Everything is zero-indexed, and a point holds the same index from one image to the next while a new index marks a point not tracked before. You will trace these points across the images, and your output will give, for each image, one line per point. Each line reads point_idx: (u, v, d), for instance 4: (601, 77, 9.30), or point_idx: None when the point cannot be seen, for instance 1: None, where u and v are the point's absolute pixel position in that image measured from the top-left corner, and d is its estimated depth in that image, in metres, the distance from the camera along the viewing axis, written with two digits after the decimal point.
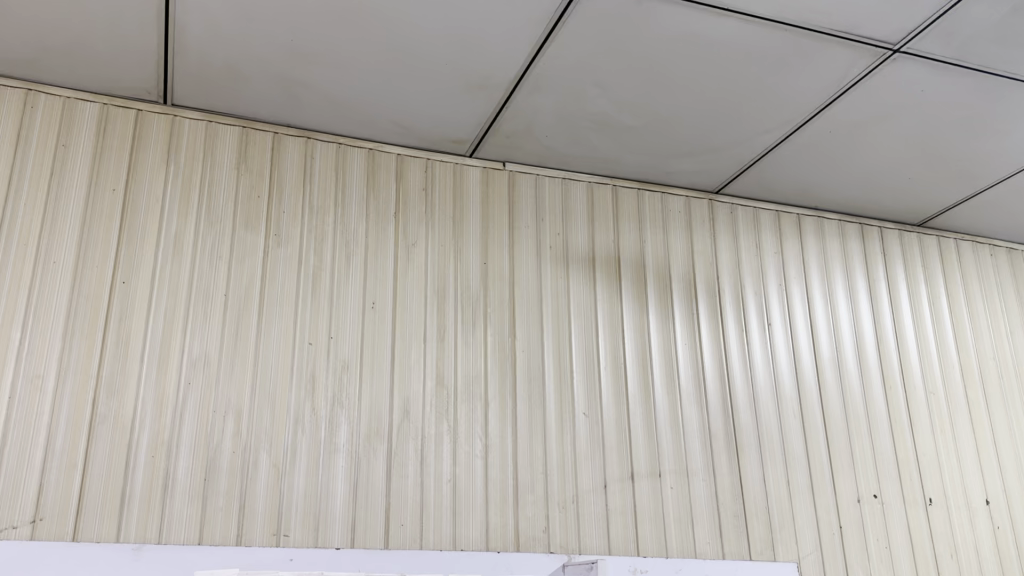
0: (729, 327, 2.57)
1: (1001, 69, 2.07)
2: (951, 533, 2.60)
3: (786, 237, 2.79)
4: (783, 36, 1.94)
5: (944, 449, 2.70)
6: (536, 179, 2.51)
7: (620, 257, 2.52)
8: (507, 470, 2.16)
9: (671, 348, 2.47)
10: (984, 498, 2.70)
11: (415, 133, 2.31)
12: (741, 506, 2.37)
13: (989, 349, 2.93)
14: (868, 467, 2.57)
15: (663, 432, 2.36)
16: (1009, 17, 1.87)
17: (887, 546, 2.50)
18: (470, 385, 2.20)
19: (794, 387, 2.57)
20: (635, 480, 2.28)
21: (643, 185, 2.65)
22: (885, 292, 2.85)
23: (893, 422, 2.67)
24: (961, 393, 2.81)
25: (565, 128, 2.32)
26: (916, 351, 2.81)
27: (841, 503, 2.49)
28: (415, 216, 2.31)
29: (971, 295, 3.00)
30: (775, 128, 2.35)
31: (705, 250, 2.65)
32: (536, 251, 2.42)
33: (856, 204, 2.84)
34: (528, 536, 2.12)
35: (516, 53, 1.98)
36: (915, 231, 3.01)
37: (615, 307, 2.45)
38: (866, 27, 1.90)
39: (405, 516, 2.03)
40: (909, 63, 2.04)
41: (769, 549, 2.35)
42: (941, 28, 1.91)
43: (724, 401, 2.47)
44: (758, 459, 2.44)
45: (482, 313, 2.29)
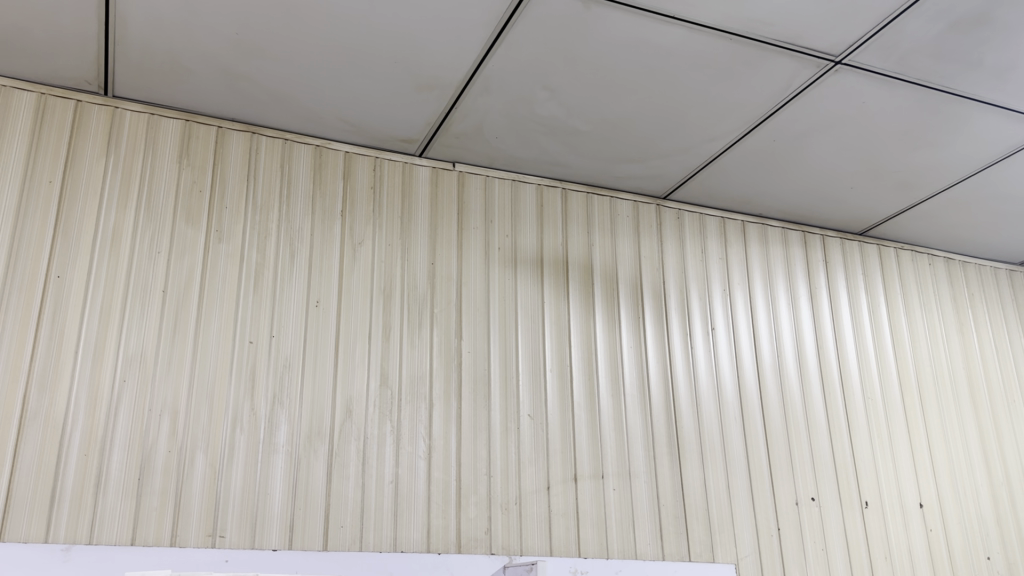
0: (674, 330, 2.60)
1: (938, 83, 2.13)
2: (885, 535, 2.66)
3: (731, 243, 2.83)
4: (728, 44, 1.96)
5: (879, 453, 2.77)
6: (484, 181, 2.51)
7: (568, 259, 2.53)
8: (451, 471, 2.15)
9: (617, 350, 2.49)
10: (917, 501, 2.77)
11: (363, 131, 2.30)
12: (681, 507, 2.40)
13: (925, 355, 3.01)
14: (806, 470, 2.62)
15: (606, 435, 2.37)
16: (945, 33, 1.93)
17: (822, 547, 2.55)
18: (415, 385, 2.19)
19: (736, 391, 2.61)
20: (578, 481, 2.29)
21: (591, 188, 2.67)
22: (826, 299, 2.91)
23: (831, 426, 2.72)
24: (896, 399, 2.88)
25: (514, 130, 2.32)
26: (855, 357, 2.87)
27: (779, 505, 2.53)
28: (362, 215, 2.29)
29: (909, 303, 3.08)
30: (721, 136, 2.38)
31: (652, 254, 2.68)
32: (484, 252, 2.41)
33: (799, 212, 2.89)
34: (470, 537, 2.11)
35: (466, 53, 1.98)
36: (855, 240, 3.08)
37: (562, 309, 2.46)
38: (808, 38, 1.94)
39: (345, 518, 2.00)
40: (850, 75, 2.09)
41: (708, 551, 2.38)
42: (880, 41, 1.95)
43: (667, 404, 2.49)
44: (700, 461, 2.47)
45: (429, 314, 2.28)
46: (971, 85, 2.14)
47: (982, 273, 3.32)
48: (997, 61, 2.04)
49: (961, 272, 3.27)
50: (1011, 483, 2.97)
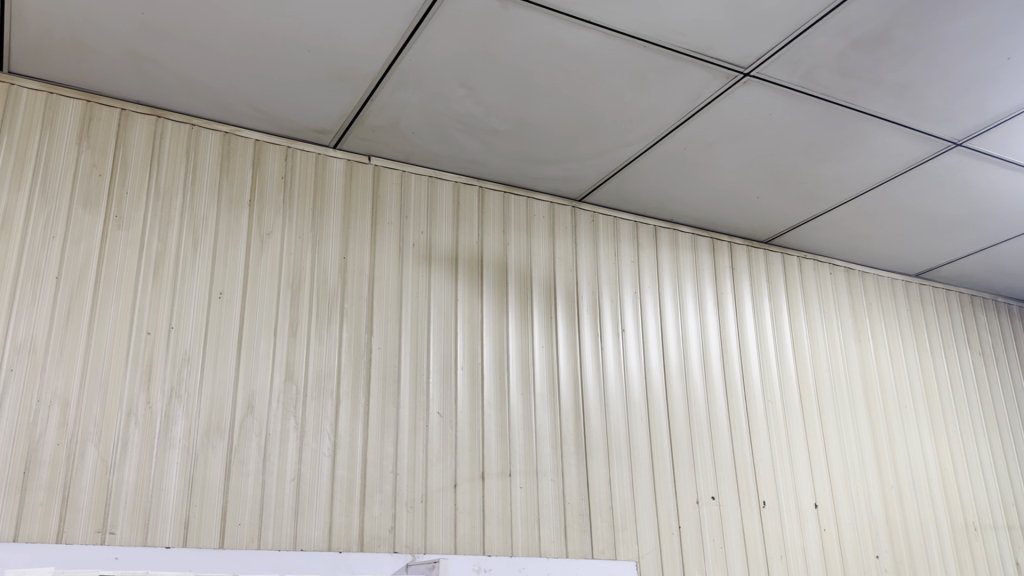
0: (585, 332, 2.62)
1: (841, 99, 2.21)
2: (781, 534, 2.75)
3: (643, 248, 2.87)
4: (642, 52, 2.00)
5: (778, 455, 2.85)
6: (400, 175, 2.48)
7: (482, 258, 2.53)
8: (356, 468, 2.12)
9: (528, 349, 2.50)
10: (813, 502, 2.87)
11: (276, 119, 2.25)
12: (586, 505, 2.42)
13: (824, 361, 3.12)
14: (708, 470, 2.68)
15: (515, 434, 2.38)
16: (848, 50, 2.00)
17: (721, 546, 2.61)
18: (321, 381, 2.16)
19: (643, 393, 2.65)
20: (485, 479, 2.28)
21: (508, 188, 2.67)
22: (732, 304, 2.99)
23: (733, 428, 2.79)
24: (795, 403, 2.98)
25: (431, 126, 2.31)
26: (758, 362, 2.95)
27: (681, 505, 2.58)
28: (271, 206, 2.24)
29: (810, 311, 3.18)
30: (634, 141, 2.42)
31: (566, 255, 2.70)
32: (398, 248, 2.39)
33: (710, 218, 2.96)
34: (373, 535, 2.08)
35: (382, 46, 1.96)
36: (762, 248, 3.17)
37: (475, 308, 2.46)
38: (719, 49, 1.99)
39: (243, 515, 1.96)
40: (758, 87, 2.15)
41: (611, 549, 2.41)
42: (787, 55, 2.02)
43: (577, 405, 2.51)
44: (605, 460, 2.50)
45: (339, 309, 2.24)
46: (871, 102, 2.23)
47: (880, 283, 3.46)
48: (896, 80, 2.13)
49: (860, 282, 3.40)
50: (900, 485, 3.11)
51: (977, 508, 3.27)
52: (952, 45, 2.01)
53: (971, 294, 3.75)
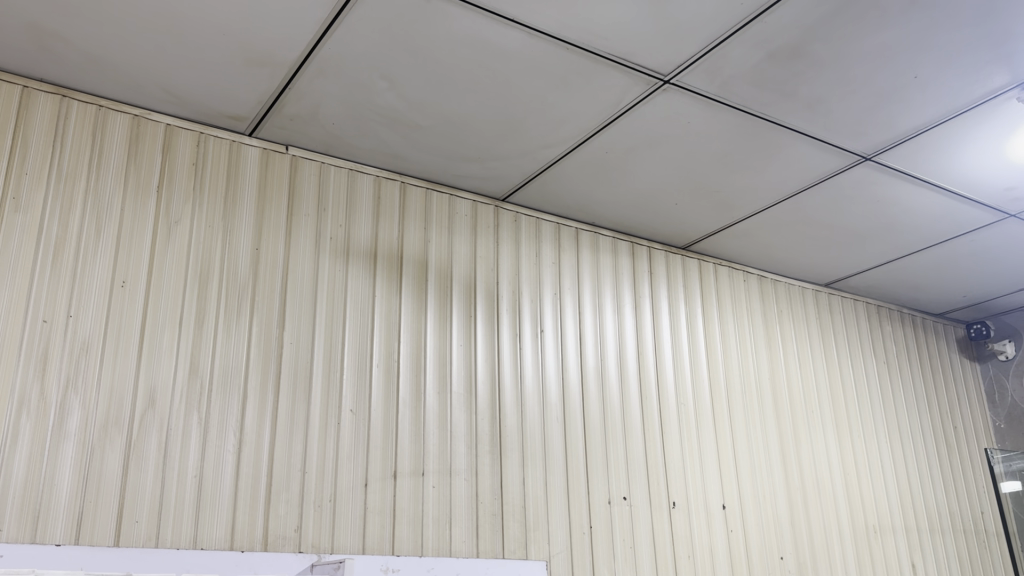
0: (503, 333, 2.61)
1: (756, 110, 2.26)
2: (689, 535, 2.79)
3: (564, 250, 2.88)
4: (564, 55, 2.01)
5: (689, 458, 2.90)
6: (319, 167, 2.43)
7: (402, 254, 2.49)
8: (261, 466, 2.07)
9: (446, 349, 2.48)
10: (721, 503, 2.92)
11: (189, 104, 2.18)
12: (499, 505, 2.41)
13: (736, 366, 3.19)
14: (620, 472, 2.71)
15: (429, 434, 2.35)
16: (764, 62, 2.05)
17: (631, 546, 2.63)
18: (228, 376, 2.09)
19: (559, 395, 2.66)
20: (396, 478, 2.25)
21: (431, 184, 2.64)
22: (649, 309, 3.02)
23: (646, 431, 2.82)
24: (707, 407, 3.03)
25: (352, 118, 2.27)
26: (673, 366, 2.99)
27: (592, 505, 2.60)
28: (180, 194, 2.17)
29: (725, 317, 3.25)
30: (556, 143, 2.42)
31: (487, 254, 2.68)
32: (314, 241, 2.34)
33: (630, 223, 2.99)
34: (277, 535, 2.03)
35: (301, 34, 1.92)
36: (679, 253, 3.22)
37: (392, 305, 2.42)
38: (640, 56, 2.01)
39: (141, 513, 1.89)
40: (677, 95, 2.18)
41: (521, 549, 2.40)
42: (706, 64, 2.05)
43: (492, 404, 2.50)
44: (520, 461, 2.50)
45: (249, 302, 2.18)
46: (785, 114, 2.28)
47: (792, 292, 3.56)
48: (809, 93, 2.19)
49: (773, 291, 3.48)
50: (805, 488, 3.19)
51: (876, 512, 3.38)
52: (862, 62, 2.07)
53: (877, 305, 3.88)
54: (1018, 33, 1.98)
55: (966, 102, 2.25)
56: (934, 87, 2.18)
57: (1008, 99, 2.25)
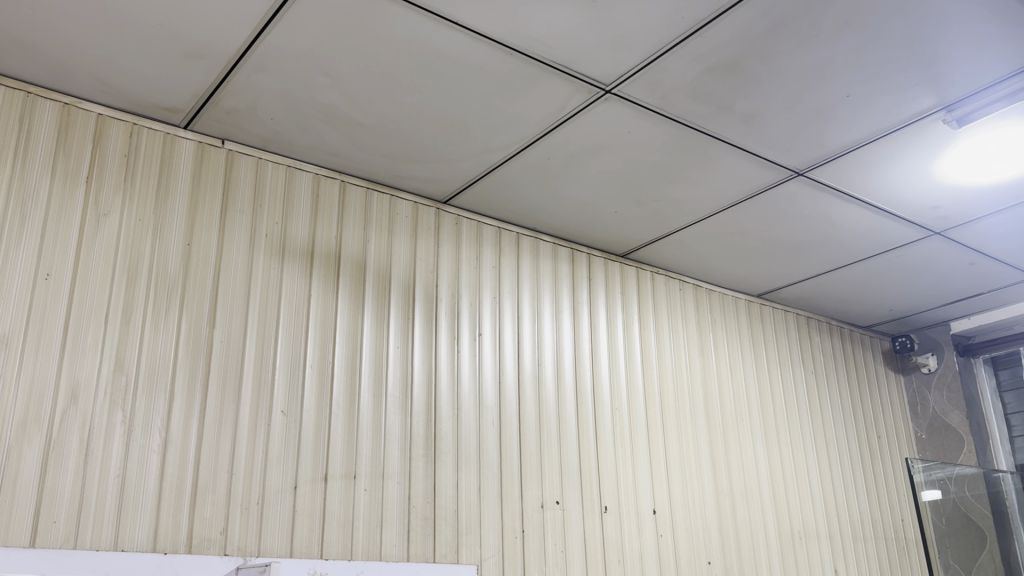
0: (441, 335, 2.60)
1: (695, 122, 2.30)
2: (620, 539, 2.81)
3: (504, 254, 2.88)
4: (508, 60, 2.01)
5: (621, 462, 2.93)
6: (256, 163, 2.39)
7: (340, 253, 2.46)
8: (188, 466, 2.02)
9: (382, 350, 2.46)
10: (651, 508, 2.96)
11: (122, 94, 2.12)
12: (431, 508, 2.39)
13: (670, 373, 3.23)
14: (554, 477, 2.72)
15: (362, 436, 2.33)
16: (703, 76, 2.09)
17: (562, 550, 2.64)
18: (154, 373, 2.04)
19: (495, 399, 2.66)
20: (327, 481, 2.22)
21: (371, 184, 2.62)
22: (587, 315, 3.04)
23: (581, 434, 2.85)
24: (641, 413, 3.06)
25: (291, 114, 2.24)
26: (608, 373, 3.02)
27: (525, 509, 2.60)
28: (110, 185, 2.11)
29: (660, 325, 3.29)
30: (498, 148, 2.43)
31: (427, 256, 2.67)
32: (249, 239, 2.29)
33: (570, 229, 3.01)
34: (202, 537, 1.99)
35: (240, 27, 1.88)
36: (618, 261, 3.25)
37: (328, 305, 2.39)
38: (583, 64, 2.03)
39: (59, 513, 1.83)
40: (618, 105, 2.21)
41: (453, 552, 2.39)
42: (647, 74, 2.07)
43: (427, 407, 2.49)
44: (454, 464, 2.49)
45: (178, 298, 2.13)
46: (722, 128, 2.33)
47: (726, 302, 3.62)
48: (746, 108, 2.23)
49: (708, 300, 3.54)
50: (733, 493, 3.26)
51: (801, 518, 3.46)
52: (797, 79, 2.12)
53: (808, 316, 3.98)
54: (945, 57, 2.06)
55: (896, 122, 2.33)
56: (866, 106, 2.25)
57: (934, 120, 2.33)
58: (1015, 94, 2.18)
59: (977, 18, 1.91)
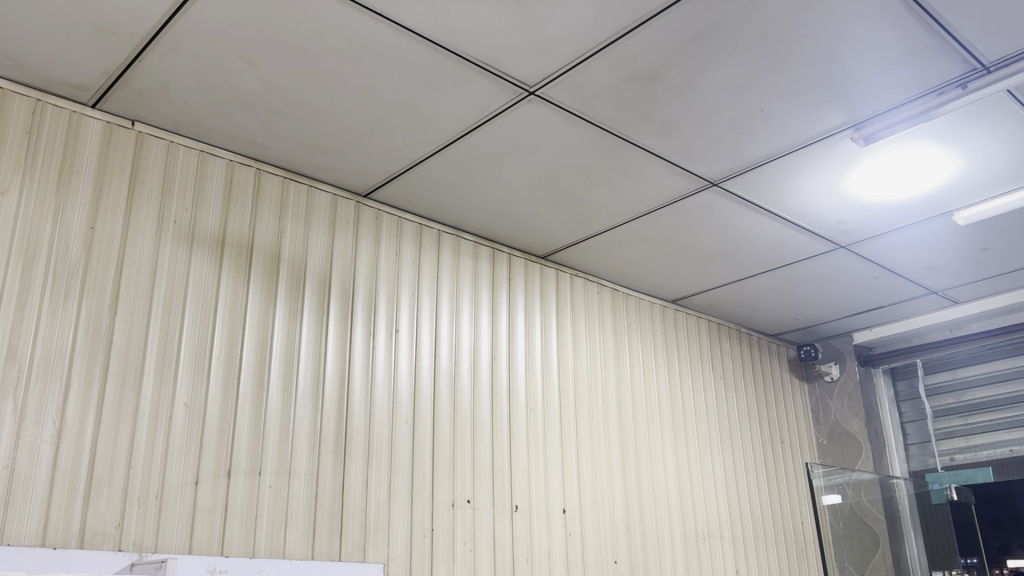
0: (356, 330, 2.56)
1: (616, 128, 2.33)
2: (529, 537, 2.82)
3: (424, 250, 2.86)
4: (431, 55, 2.00)
5: (533, 462, 2.94)
6: (167, 146, 2.31)
7: (252, 244, 2.40)
8: (83, 458, 1.95)
9: (293, 344, 2.41)
10: (561, 507, 2.98)
11: (26, 68, 2.03)
12: (339, 506, 2.36)
13: (585, 375, 3.27)
14: (465, 475, 2.71)
15: (270, 431, 2.28)
16: (625, 83, 2.12)
17: (471, 549, 2.64)
18: (50, 360, 1.96)
19: (409, 396, 2.64)
20: (230, 476, 2.17)
21: (289, 173, 2.56)
22: (505, 316, 3.05)
23: (494, 433, 2.85)
24: (554, 414, 3.09)
25: (207, 98, 2.17)
26: (524, 373, 3.03)
27: (435, 507, 2.58)
28: (8, 163, 2.01)
29: (576, 328, 3.31)
30: (419, 144, 2.41)
31: (345, 250, 2.62)
32: (156, 225, 2.22)
33: (492, 228, 3.00)
34: (96, 532, 1.91)
35: (154, 6, 1.82)
36: (538, 262, 3.26)
37: (238, 297, 2.33)
38: (507, 64, 2.03)
39: None
40: (541, 107, 2.22)
41: (359, 551, 2.35)
42: (570, 78, 2.09)
43: (339, 403, 2.45)
44: (364, 462, 2.45)
45: (78, 283, 2.05)
46: (642, 135, 2.36)
47: (641, 306, 3.68)
48: (664, 116, 2.27)
49: (624, 304, 3.59)
50: (642, 495, 3.31)
51: (706, 520, 3.54)
52: (714, 92, 2.17)
53: (719, 323, 4.07)
54: (855, 78, 2.13)
55: (807, 138, 2.40)
56: (779, 122, 2.32)
57: (843, 137, 2.40)
58: (918, 116, 2.25)
59: (885, 41, 1.99)
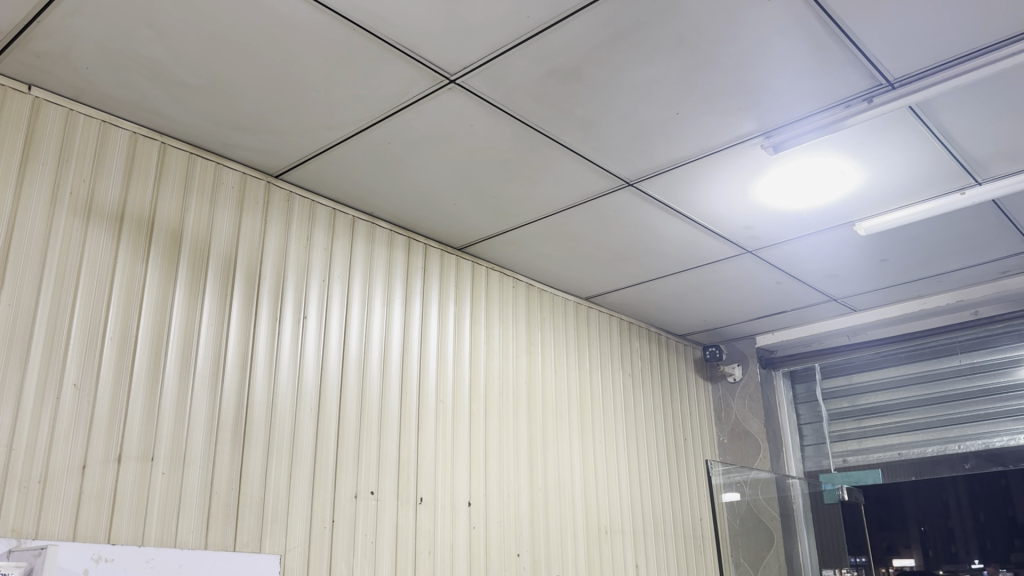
0: (261, 315, 2.50)
1: (535, 122, 2.33)
2: (432, 530, 2.80)
3: (337, 235, 2.80)
4: (350, 35, 1.96)
5: (440, 454, 2.92)
6: (66, 114, 2.20)
7: (154, 221, 2.31)
8: None
9: (194, 326, 2.33)
10: (466, 500, 2.97)
11: None
12: (235, 496, 2.29)
13: (496, 368, 3.27)
14: (370, 466, 2.67)
15: (165, 415, 2.20)
16: (546, 78, 2.12)
17: (373, 541, 2.60)
18: None
19: (315, 385, 2.58)
20: (121, 461, 2.08)
21: (197, 149, 2.47)
22: (418, 306, 3.01)
23: (402, 425, 2.82)
24: (464, 406, 3.08)
25: (111, 66, 2.08)
26: (435, 365, 3.00)
27: (337, 498, 2.54)
28: None
29: (489, 321, 3.31)
30: (335, 126, 2.36)
31: (252, 231, 2.55)
32: (50, 196, 2.11)
33: (408, 217, 2.96)
34: None
35: None
36: (454, 254, 3.24)
37: (136, 275, 2.24)
38: (427, 51, 2.01)
39: None
40: (461, 96, 2.20)
41: (255, 542, 2.30)
42: (491, 68, 2.08)
43: (240, 389, 2.39)
44: (264, 451, 2.39)
45: None
46: (561, 130, 2.37)
47: (555, 302, 3.70)
48: (583, 113, 2.28)
49: (538, 299, 3.60)
50: (547, 489, 3.33)
51: (608, 514, 3.59)
52: (632, 92, 2.19)
53: (630, 321, 4.13)
54: (766, 87, 2.19)
55: (720, 143, 2.45)
56: (694, 125, 2.35)
57: (754, 144, 2.46)
58: (825, 128, 2.31)
59: (797, 52, 2.05)
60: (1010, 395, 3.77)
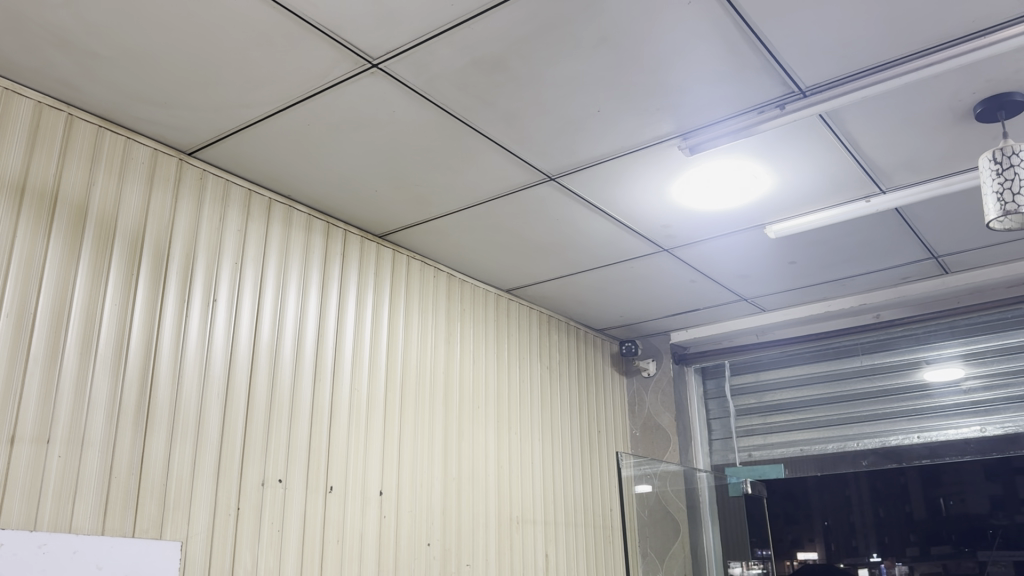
0: (169, 297, 2.43)
1: (457, 111, 2.32)
2: (342, 519, 2.77)
3: (252, 217, 2.74)
4: (269, 12, 1.91)
5: (353, 443, 2.89)
6: None
7: (57, 194, 2.22)
8: None
9: (96, 305, 2.25)
10: (378, 489, 2.95)
11: None
12: (136, 481, 2.23)
13: (413, 356, 3.25)
14: (279, 452, 2.63)
15: (62, 396, 2.12)
16: (468, 67, 2.11)
17: (279, 529, 2.56)
18: None
19: (224, 371, 2.53)
20: (14, 443, 2.00)
21: (107, 122, 2.38)
22: (335, 292, 2.97)
23: (314, 413, 2.78)
24: (379, 394, 3.05)
25: (14, 30, 1.98)
26: (349, 353, 2.97)
27: (243, 487, 2.49)
28: None
29: (408, 310, 3.29)
30: (252, 105, 2.30)
31: (162, 209, 2.47)
32: None
33: (327, 201, 2.92)
34: None
35: None
36: (374, 240, 3.21)
37: (36, 251, 2.15)
38: (350, 33, 1.98)
39: None
40: (383, 81, 2.18)
41: (155, 529, 2.24)
42: (414, 55, 2.07)
43: (144, 372, 2.32)
44: (167, 436, 2.33)
45: None
46: (484, 121, 2.37)
47: (475, 292, 3.70)
48: (506, 105, 2.29)
49: (458, 289, 3.60)
50: (460, 479, 3.34)
51: (520, 504, 3.63)
52: (555, 86, 2.20)
53: (549, 314, 4.17)
54: (685, 89, 2.23)
55: (639, 142, 2.49)
56: (614, 123, 2.38)
57: (671, 144, 2.51)
58: (740, 132, 2.38)
59: (715, 57, 2.09)
60: (905, 396, 3.95)
